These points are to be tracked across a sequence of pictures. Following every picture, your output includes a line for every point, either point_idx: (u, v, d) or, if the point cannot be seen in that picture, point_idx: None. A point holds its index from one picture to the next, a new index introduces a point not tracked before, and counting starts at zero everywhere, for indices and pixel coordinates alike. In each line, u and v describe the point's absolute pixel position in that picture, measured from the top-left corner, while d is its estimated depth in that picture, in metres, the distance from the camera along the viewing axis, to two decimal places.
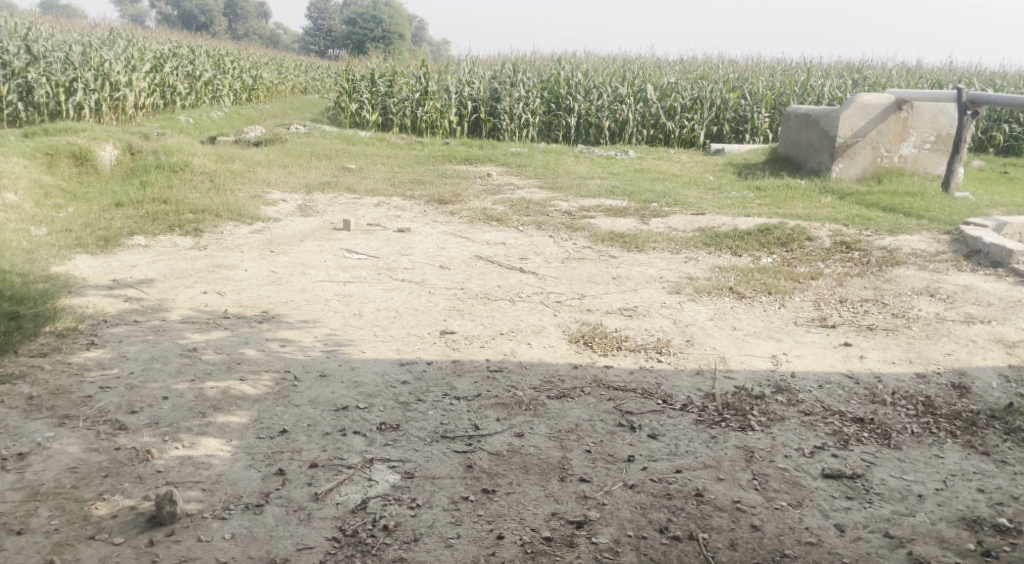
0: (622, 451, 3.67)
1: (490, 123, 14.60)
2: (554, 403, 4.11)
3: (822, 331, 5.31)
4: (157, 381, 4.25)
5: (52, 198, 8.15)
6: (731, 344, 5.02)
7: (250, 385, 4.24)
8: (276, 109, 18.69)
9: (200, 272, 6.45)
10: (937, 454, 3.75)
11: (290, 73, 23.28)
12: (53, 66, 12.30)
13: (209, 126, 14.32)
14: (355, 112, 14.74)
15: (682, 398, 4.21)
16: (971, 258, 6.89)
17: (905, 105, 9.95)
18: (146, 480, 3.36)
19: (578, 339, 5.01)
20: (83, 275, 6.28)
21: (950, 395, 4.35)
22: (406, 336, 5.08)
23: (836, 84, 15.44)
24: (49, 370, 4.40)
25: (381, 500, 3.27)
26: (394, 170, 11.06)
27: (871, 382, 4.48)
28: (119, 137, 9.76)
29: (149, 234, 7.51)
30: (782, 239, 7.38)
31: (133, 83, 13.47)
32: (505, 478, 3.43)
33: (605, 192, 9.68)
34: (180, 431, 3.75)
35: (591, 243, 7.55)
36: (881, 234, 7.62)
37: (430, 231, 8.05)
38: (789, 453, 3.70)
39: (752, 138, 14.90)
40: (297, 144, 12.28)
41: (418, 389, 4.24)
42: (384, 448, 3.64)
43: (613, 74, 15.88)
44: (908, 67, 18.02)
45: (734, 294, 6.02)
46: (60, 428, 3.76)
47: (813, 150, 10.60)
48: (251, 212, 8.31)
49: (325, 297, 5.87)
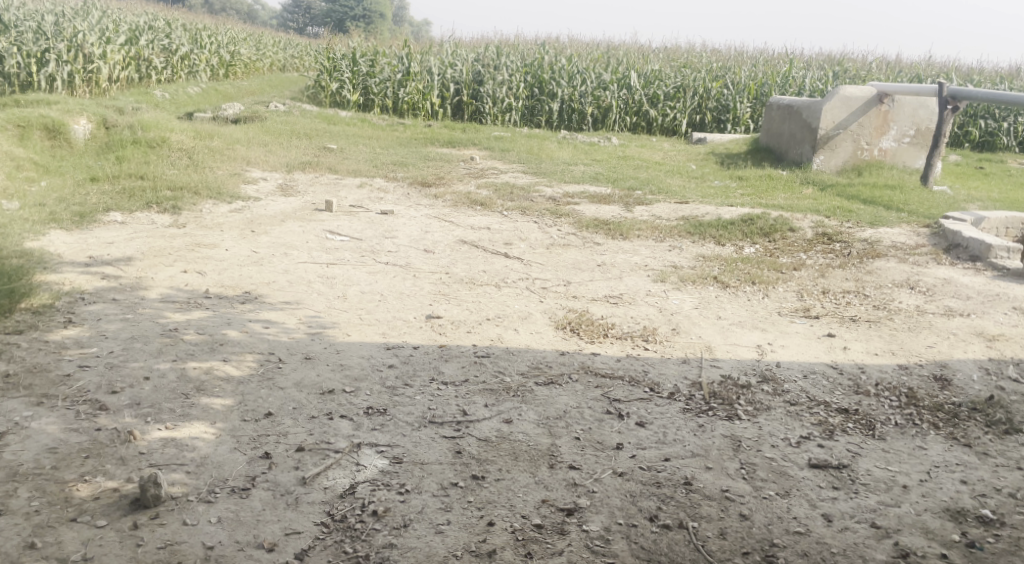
0: (610, 438, 3.66)
1: (473, 106, 14.52)
2: (541, 389, 4.10)
3: (806, 322, 5.34)
4: (137, 361, 4.18)
5: (24, 171, 7.98)
6: (717, 333, 5.04)
7: (234, 367, 4.18)
8: (254, 86, 18.44)
9: (179, 250, 6.35)
10: (921, 445, 3.79)
11: (268, 49, 22.93)
12: (25, 36, 12.07)
13: (186, 102, 14.10)
14: (335, 92, 14.58)
15: (670, 386, 4.21)
16: (951, 252, 6.96)
17: (886, 98, 10.02)
18: (128, 461, 3.30)
19: (564, 326, 5.00)
20: (58, 251, 6.15)
21: (931, 387, 4.40)
22: (391, 319, 5.03)
23: (818, 76, 15.51)
24: (26, 347, 4.30)
25: (370, 485, 3.24)
26: (376, 151, 10.96)
27: (854, 373, 4.51)
28: (93, 111, 9.59)
29: (125, 210, 7.38)
30: (765, 229, 7.41)
31: (108, 56, 13.20)
32: (494, 464, 3.41)
33: (589, 178, 9.66)
34: (163, 413, 3.69)
35: (575, 229, 7.53)
36: (862, 226, 7.67)
37: (413, 213, 7.99)
38: (776, 442, 3.71)
39: (734, 128, 14.95)
40: (277, 122, 12.12)
41: (404, 373, 4.21)
42: (371, 433, 3.61)
43: (596, 60, 15.83)
44: (889, 61, 18.14)
45: (718, 283, 6.03)
46: (38, 408, 3.69)
47: (795, 141, 10.64)
48: (230, 191, 8.19)
49: (308, 279, 5.80)
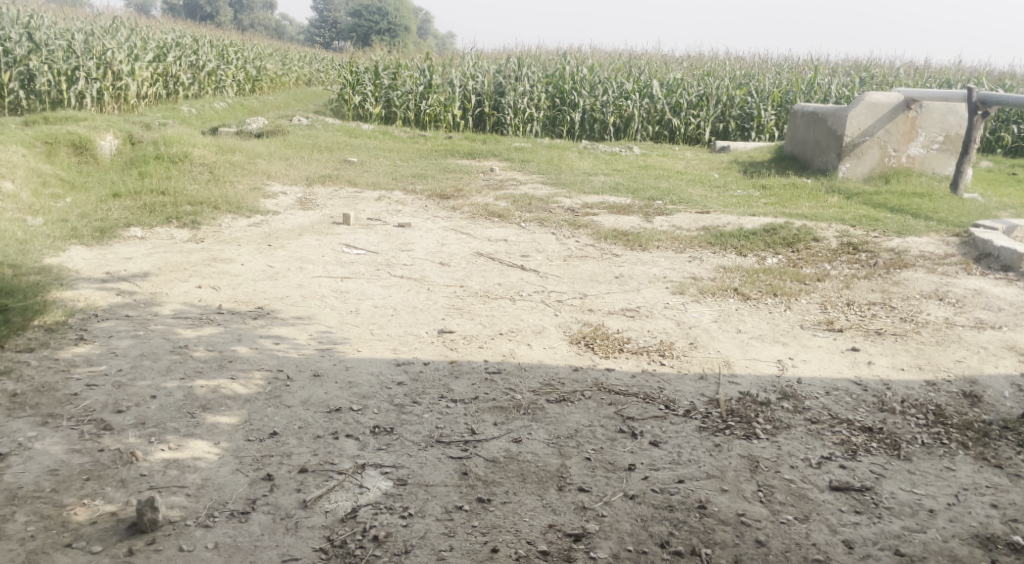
0: (622, 459, 3.55)
1: (494, 118, 14.48)
2: (553, 407, 4.00)
3: (829, 335, 5.18)
4: (145, 379, 4.13)
5: (50, 187, 8.04)
6: (736, 347, 4.90)
7: (241, 385, 4.11)
8: (280, 101, 18.60)
9: (196, 266, 6.33)
10: (949, 466, 3.63)
11: (294, 64, 23.13)
12: (55, 54, 12.23)
13: (212, 117, 14.21)
14: (358, 105, 14.63)
15: (685, 403, 4.09)
16: (981, 262, 6.76)
17: (913, 104, 9.80)
18: (128, 484, 3.25)
19: (578, 341, 4.89)
20: (77, 267, 6.16)
21: (960, 404, 4.23)
22: (402, 334, 4.96)
23: (844, 83, 15.29)
24: (36, 366, 4.27)
25: (372, 509, 3.15)
26: (396, 164, 10.94)
27: (879, 390, 4.35)
28: (119, 127, 9.67)
29: (145, 225, 7.39)
30: (788, 239, 7.25)
31: (136, 73, 13.35)
32: (500, 486, 3.31)
33: (609, 188, 9.55)
34: (167, 432, 3.64)
35: (594, 240, 7.42)
36: (889, 235, 7.48)
37: (430, 226, 7.93)
38: (795, 463, 3.57)
39: (758, 136, 14.70)
40: (299, 136, 12.15)
41: (413, 391, 4.12)
42: (376, 453, 3.53)
43: (619, 69, 15.74)
44: (917, 66, 17.85)
45: (739, 296, 5.89)
46: (43, 428, 3.65)
47: (820, 149, 10.46)
48: (250, 205, 8.20)
49: (321, 293, 5.75)
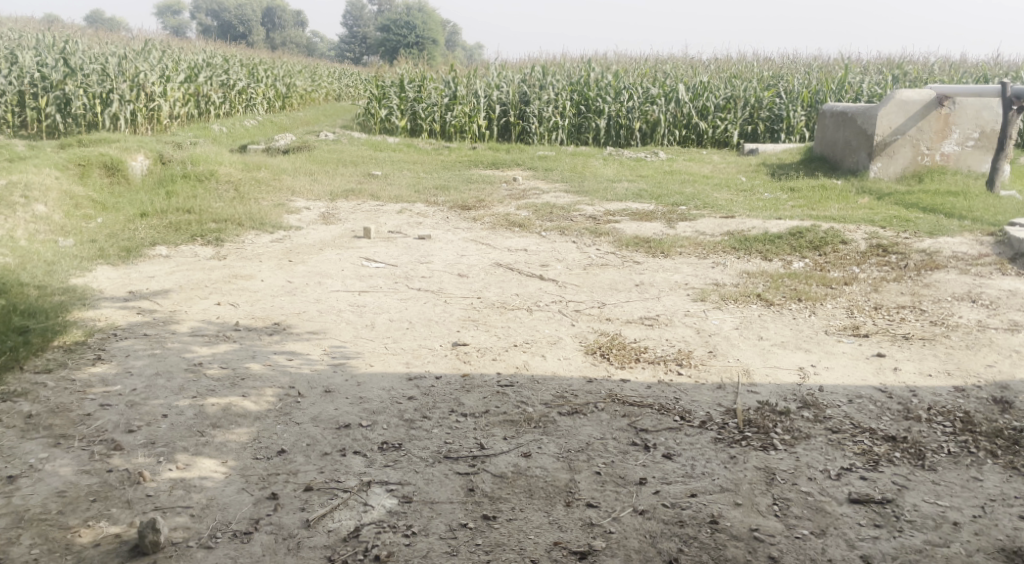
0: (633, 473, 3.46)
1: (520, 127, 14.45)
2: (565, 420, 3.92)
3: (854, 341, 5.04)
4: (158, 398, 4.10)
5: (82, 208, 8.13)
6: (757, 355, 4.78)
7: (253, 402, 4.08)
8: (309, 116, 18.78)
9: (217, 283, 6.34)
10: (976, 477, 3.48)
11: (323, 80, 23.37)
12: (90, 78, 12.43)
13: (242, 135, 14.35)
14: (384, 118, 14.70)
15: (702, 414, 3.98)
16: (1017, 262, 6.55)
17: (946, 101, 9.56)
18: (134, 505, 3.24)
19: (594, 351, 4.81)
20: (101, 286, 6.19)
21: (991, 411, 4.07)
22: (415, 348, 4.92)
23: (875, 81, 15.01)
24: (52, 387, 4.24)
25: (375, 527, 3.11)
26: (420, 176, 10.94)
27: (905, 397, 4.21)
28: (150, 148, 9.78)
29: (170, 244, 7.45)
30: (814, 242, 7.09)
31: (168, 94, 13.52)
32: (507, 503, 3.25)
33: (633, 195, 9.45)
34: (176, 452, 3.61)
35: (615, 248, 7.33)
36: (920, 236, 7.29)
37: (451, 238, 7.90)
38: (814, 475, 3.46)
39: (788, 137, 14.45)
40: (324, 151, 12.21)
41: (424, 405, 4.07)
42: (383, 470, 3.48)
43: (645, 75, 15.61)
44: (951, 62, 17.47)
45: (762, 302, 5.76)
46: (54, 449, 3.63)
47: (850, 149, 10.26)
48: (273, 221, 8.24)
49: (338, 308, 5.73)
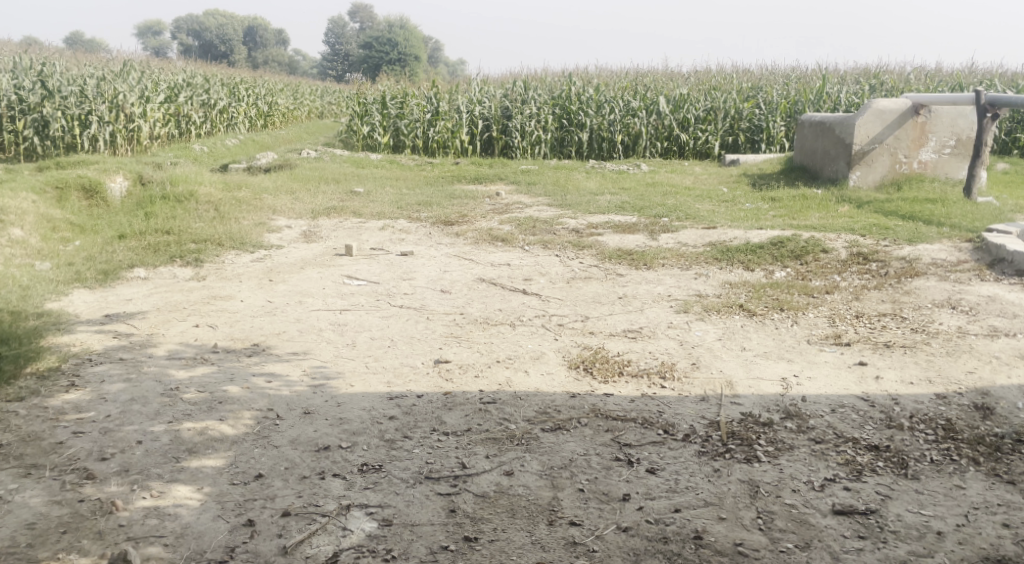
0: (617, 489, 3.43)
1: (503, 141, 14.48)
2: (548, 436, 3.89)
3: (836, 350, 5.03)
4: (132, 424, 4.03)
5: (59, 231, 8.03)
6: (739, 366, 4.77)
7: (230, 426, 4.02)
8: (292, 135, 18.73)
9: (195, 304, 6.27)
10: (958, 485, 3.47)
11: (305, 98, 23.36)
12: (68, 100, 12.33)
13: (224, 154, 14.28)
14: (367, 135, 14.69)
15: (685, 427, 3.96)
16: (995, 267, 6.60)
17: (922, 109, 9.65)
18: (106, 536, 3.18)
19: (578, 366, 4.78)
20: (77, 310, 6.10)
21: (972, 417, 4.07)
22: (397, 366, 4.88)
23: (853, 90, 15.13)
24: (24, 415, 4.16)
25: (353, 553, 3.07)
26: (402, 192, 10.91)
27: (887, 405, 4.20)
28: (129, 169, 9.70)
29: (149, 265, 7.36)
30: (796, 251, 7.11)
31: (148, 114, 13.44)
32: (489, 523, 3.22)
33: (615, 208, 9.44)
34: (150, 479, 3.55)
35: (598, 261, 7.32)
36: (900, 243, 7.32)
37: (433, 253, 7.87)
38: (797, 486, 3.43)
39: (769, 147, 14.53)
40: (306, 169, 12.15)
41: (405, 425, 4.03)
42: (363, 493, 3.43)
43: (626, 87, 15.65)
44: (927, 71, 17.65)
45: (745, 312, 5.76)
46: (25, 479, 3.55)
47: (829, 158, 10.32)
48: (254, 241, 8.18)
49: (319, 327, 5.68)
